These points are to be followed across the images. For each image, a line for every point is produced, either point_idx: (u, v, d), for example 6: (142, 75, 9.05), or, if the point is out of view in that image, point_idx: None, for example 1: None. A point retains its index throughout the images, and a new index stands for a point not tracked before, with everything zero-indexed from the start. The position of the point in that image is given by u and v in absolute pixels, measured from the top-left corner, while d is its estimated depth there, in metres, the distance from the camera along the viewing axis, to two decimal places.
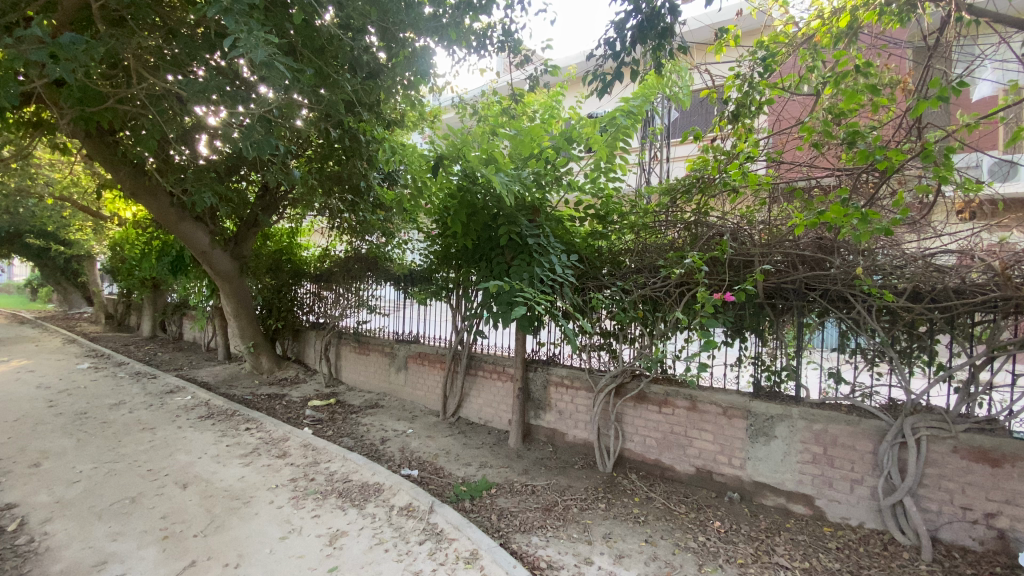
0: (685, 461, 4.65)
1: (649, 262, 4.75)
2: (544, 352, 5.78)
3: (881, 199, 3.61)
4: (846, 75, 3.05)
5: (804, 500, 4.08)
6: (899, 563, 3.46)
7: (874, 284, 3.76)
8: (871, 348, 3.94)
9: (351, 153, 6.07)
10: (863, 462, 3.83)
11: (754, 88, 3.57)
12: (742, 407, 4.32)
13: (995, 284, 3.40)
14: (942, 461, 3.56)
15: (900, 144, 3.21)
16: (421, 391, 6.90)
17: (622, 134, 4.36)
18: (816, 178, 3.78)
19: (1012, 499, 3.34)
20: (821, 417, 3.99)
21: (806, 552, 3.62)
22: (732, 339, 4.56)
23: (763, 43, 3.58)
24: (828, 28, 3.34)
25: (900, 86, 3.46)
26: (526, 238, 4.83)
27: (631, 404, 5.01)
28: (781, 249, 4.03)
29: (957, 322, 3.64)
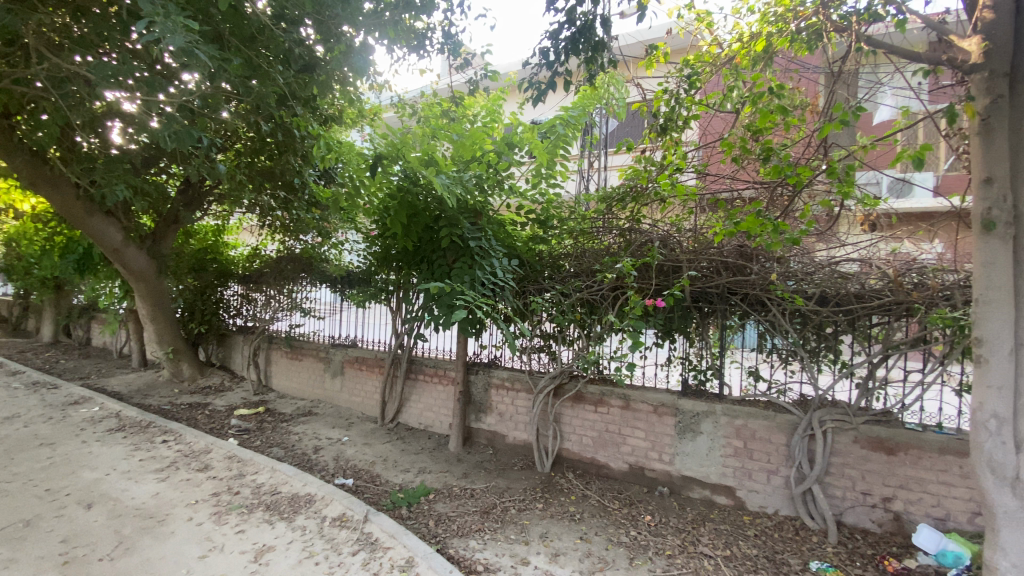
0: (620, 458, 4.82)
1: (586, 267, 4.89)
2: (485, 355, 5.77)
3: (793, 211, 3.91)
4: (762, 95, 3.31)
5: (726, 491, 4.34)
6: (809, 546, 3.75)
7: (787, 289, 4.06)
8: (785, 348, 4.23)
9: (285, 148, 5.89)
10: (778, 454, 4.13)
11: (681, 104, 3.78)
12: (671, 405, 4.56)
13: (890, 289, 3.79)
14: (846, 451, 3.91)
15: (808, 161, 3.52)
16: (359, 397, 6.70)
17: (562, 142, 4.57)
18: (738, 189, 4.04)
19: (905, 484, 3.72)
20: (741, 413, 4.27)
21: (728, 541, 3.85)
22: (663, 340, 4.79)
23: (689, 62, 3.74)
24: (748, 51, 3.53)
25: (809, 107, 3.63)
26: (468, 240, 4.81)
27: (569, 404, 5.12)
28: (706, 256, 4.26)
29: (859, 323, 3.98)
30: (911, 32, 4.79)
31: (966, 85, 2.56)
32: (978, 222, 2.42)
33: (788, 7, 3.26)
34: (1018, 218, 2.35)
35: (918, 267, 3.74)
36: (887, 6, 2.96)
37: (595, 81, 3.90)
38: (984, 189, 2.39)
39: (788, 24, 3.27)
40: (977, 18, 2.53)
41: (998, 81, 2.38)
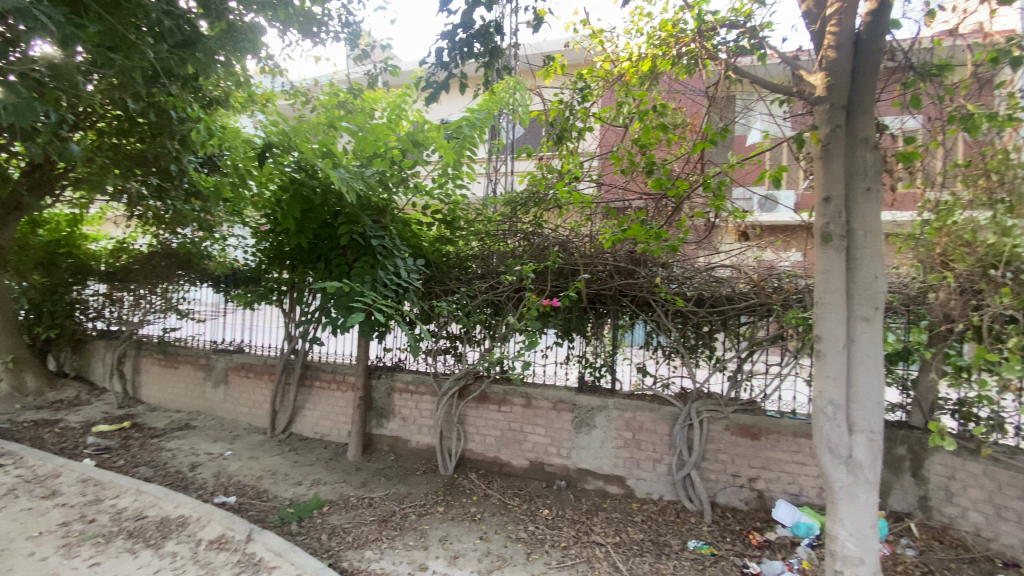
0: (521, 456, 4.95)
1: (492, 267, 5.04)
2: (389, 359, 5.63)
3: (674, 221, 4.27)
4: (647, 112, 3.63)
5: (618, 481, 4.63)
6: (687, 526, 4.10)
7: (669, 292, 4.46)
8: (668, 345, 4.60)
9: (157, 130, 5.04)
10: (662, 443, 4.49)
11: (575, 115, 3.98)
12: (569, 401, 4.79)
13: (754, 291, 4.28)
14: (719, 438, 4.35)
15: (687, 176, 3.90)
16: (245, 407, 6.20)
17: (468, 144, 4.56)
18: (629, 199, 4.32)
19: (766, 465, 4.20)
20: (631, 407, 4.60)
21: (618, 528, 4.10)
22: (562, 340, 5.00)
23: (583, 76, 3.95)
24: (636, 70, 3.79)
25: (689, 127, 3.97)
26: (369, 238, 4.59)
27: (473, 405, 5.15)
28: (600, 261, 4.56)
29: (731, 323, 4.42)
30: (770, 68, 5.41)
31: (813, 115, 2.89)
32: (818, 236, 2.77)
33: (670, 33, 3.52)
34: (849, 233, 2.71)
35: (776, 273, 4.26)
36: (751, 41, 3.30)
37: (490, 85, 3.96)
38: (823, 207, 2.74)
39: (671, 49, 3.54)
40: (823, 55, 2.85)
41: (837, 113, 2.72)
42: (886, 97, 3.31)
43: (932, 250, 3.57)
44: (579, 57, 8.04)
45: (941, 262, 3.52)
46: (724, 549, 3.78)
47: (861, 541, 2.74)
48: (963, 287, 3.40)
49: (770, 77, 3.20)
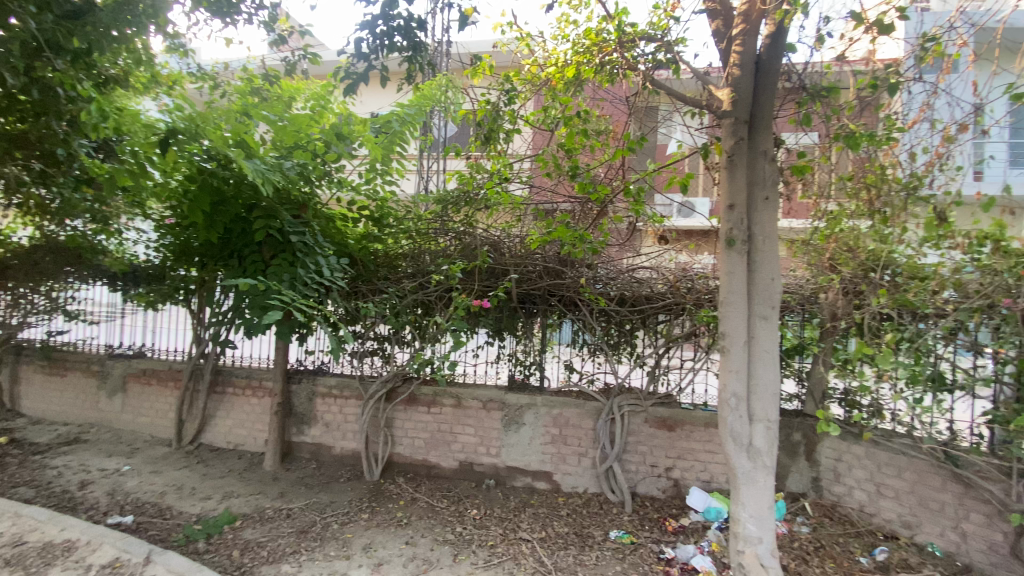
0: (449, 457, 4.93)
1: (424, 267, 4.95)
2: (310, 362, 5.36)
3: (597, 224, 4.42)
4: (572, 118, 3.83)
5: (545, 477, 4.73)
6: (609, 518, 4.27)
7: (593, 292, 4.66)
8: (592, 343, 4.79)
9: (41, 108, 4.26)
10: (587, 438, 4.65)
11: (502, 115, 4.03)
12: (499, 400, 4.83)
13: (670, 291, 4.54)
14: (638, 430, 4.58)
15: (609, 182, 4.10)
16: (147, 417, 5.71)
17: (398, 140, 4.39)
18: (557, 202, 4.40)
19: (681, 455, 4.47)
20: (558, 403, 4.73)
21: (544, 523, 4.19)
22: (493, 339, 5.02)
23: (511, 79, 3.99)
24: (562, 76, 3.86)
25: (611, 134, 4.12)
26: (288, 234, 4.32)
27: (401, 408, 5.06)
28: (528, 263, 4.66)
29: (650, 321, 4.64)
30: (685, 82, 5.71)
31: (720, 128, 3.10)
32: (723, 241, 2.98)
33: (594, 42, 3.62)
34: (751, 238, 2.95)
35: (691, 274, 4.52)
36: (667, 55, 3.49)
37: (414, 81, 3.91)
38: (727, 214, 2.96)
39: (594, 57, 3.63)
40: (729, 72, 3.07)
41: (740, 127, 2.94)
42: (785, 114, 3.60)
43: (822, 255, 3.94)
44: (505, 59, 8.09)
45: (829, 265, 3.90)
46: (643, 537, 3.98)
47: (760, 522, 2.96)
48: (847, 289, 3.80)
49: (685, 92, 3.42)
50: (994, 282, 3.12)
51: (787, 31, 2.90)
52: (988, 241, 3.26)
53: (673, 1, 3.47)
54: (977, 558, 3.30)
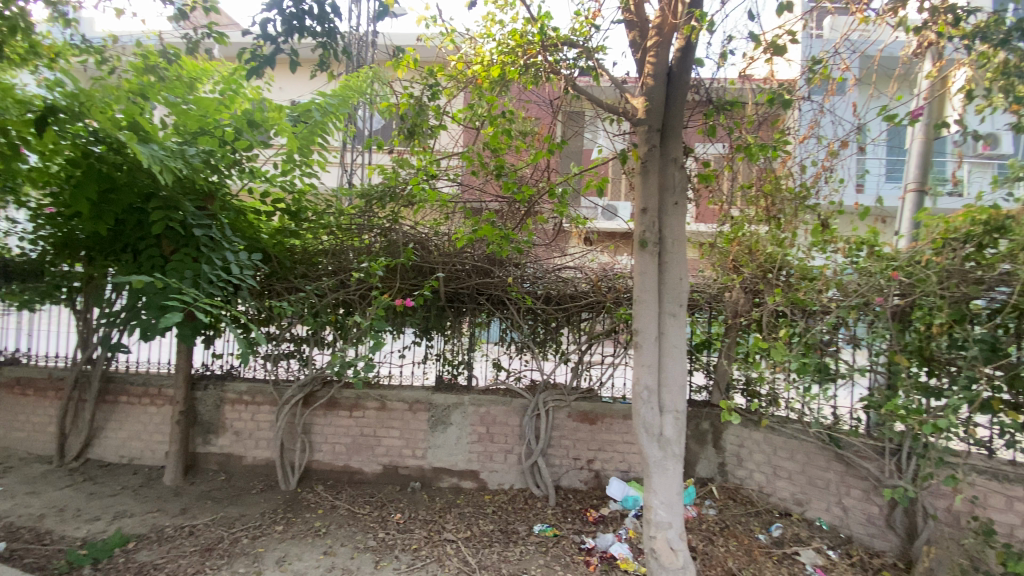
0: (373, 462, 4.80)
1: (347, 265, 4.71)
2: (218, 366, 5.00)
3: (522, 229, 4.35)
4: (498, 117, 3.79)
5: (472, 476, 4.74)
6: (534, 512, 4.35)
7: (521, 291, 4.72)
8: (520, 341, 4.84)
9: None
10: (513, 435, 4.71)
11: (426, 110, 3.95)
12: (425, 401, 4.76)
13: (592, 290, 4.70)
14: (562, 425, 4.71)
15: (535, 184, 4.17)
16: (21, 432, 5.06)
17: (320, 131, 4.16)
18: (485, 201, 4.38)
19: (602, 447, 4.65)
20: (485, 402, 4.75)
21: (469, 522, 4.19)
22: (420, 339, 4.95)
23: (435, 74, 3.94)
24: (488, 74, 3.79)
25: (535, 136, 4.16)
26: (191, 227, 3.97)
27: (320, 412, 4.85)
28: (455, 261, 4.61)
29: (574, 319, 4.79)
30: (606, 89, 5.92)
31: (635, 134, 3.24)
32: (637, 242, 3.12)
33: (518, 42, 3.61)
34: (662, 240, 3.10)
35: (611, 273, 4.69)
36: (587, 61, 3.60)
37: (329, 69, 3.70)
38: (641, 217, 3.10)
39: (519, 58, 3.63)
40: (644, 82, 3.21)
41: (653, 135, 3.09)
42: (694, 125, 3.81)
43: (727, 256, 4.24)
44: (432, 55, 8.05)
45: (732, 266, 4.22)
46: (565, 529, 4.09)
47: (669, 508, 3.12)
48: (748, 288, 4.14)
49: (606, 99, 3.51)
50: (868, 283, 3.49)
51: (695, 46, 3.07)
52: (865, 247, 3.65)
53: (594, 10, 3.59)
54: (855, 529, 3.67)
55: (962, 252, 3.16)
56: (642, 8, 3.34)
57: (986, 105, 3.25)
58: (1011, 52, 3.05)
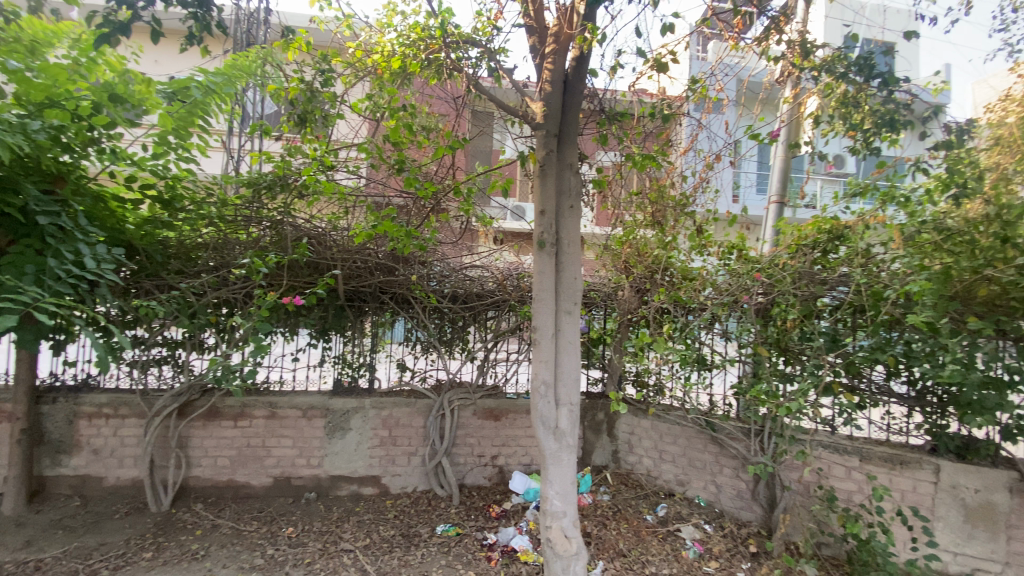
0: (262, 474, 4.46)
1: (231, 260, 4.35)
2: (70, 376, 4.35)
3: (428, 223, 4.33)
4: (400, 110, 3.75)
5: (373, 482, 4.58)
6: (437, 513, 4.32)
7: (427, 289, 4.63)
8: (425, 340, 4.78)
9: None
10: (416, 436, 4.63)
11: (317, 97, 3.71)
12: (321, 406, 4.52)
13: (498, 289, 4.75)
14: (467, 423, 4.72)
15: (441, 181, 4.10)
16: None
17: (200, 111, 3.67)
18: (388, 196, 4.26)
19: (506, 443, 4.74)
20: (387, 404, 4.61)
21: (368, 529, 4.05)
22: (317, 341, 4.69)
23: (326, 58, 3.73)
24: (388, 64, 3.63)
25: (439, 133, 4.02)
26: (35, 214, 3.36)
27: (199, 424, 4.41)
28: (354, 258, 4.39)
29: (480, 317, 4.84)
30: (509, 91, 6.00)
31: (535, 137, 3.31)
32: (535, 243, 3.21)
33: (420, 36, 3.43)
34: (559, 241, 3.21)
35: (517, 272, 4.76)
36: (489, 62, 3.59)
37: (203, 43, 3.31)
38: (540, 218, 3.19)
39: (420, 52, 3.47)
40: (542, 87, 3.31)
41: (551, 140, 3.19)
42: (590, 132, 4.00)
43: (619, 257, 4.51)
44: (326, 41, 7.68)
45: (623, 266, 4.51)
46: (467, 527, 4.10)
47: (564, 497, 3.23)
48: (637, 287, 4.46)
49: (511, 101, 3.50)
50: (737, 283, 3.91)
51: (590, 57, 3.20)
52: (734, 251, 4.06)
53: (496, 11, 3.60)
54: (727, 504, 4.09)
55: (811, 256, 3.66)
56: (541, 15, 3.41)
57: (830, 130, 3.72)
58: (850, 84, 3.43)
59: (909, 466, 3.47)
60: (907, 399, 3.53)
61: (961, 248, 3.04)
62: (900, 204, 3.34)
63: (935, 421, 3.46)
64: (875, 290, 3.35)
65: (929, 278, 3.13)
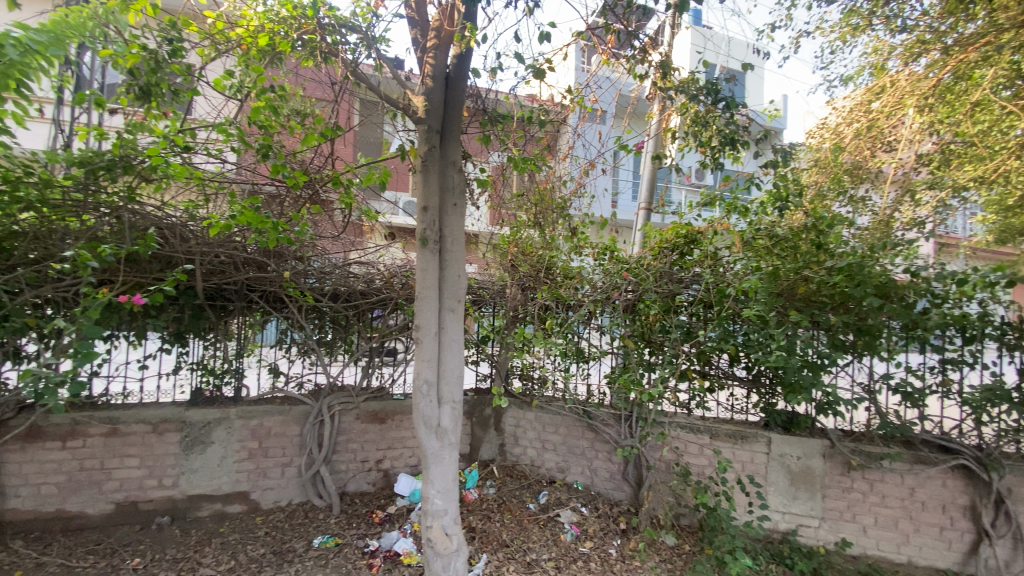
0: (101, 501, 3.85)
1: (59, 253, 3.63)
2: None
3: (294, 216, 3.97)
4: (264, 88, 3.30)
5: (240, 498, 4.18)
6: (314, 525, 4.06)
7: (303, 287, 4.32)
8: (302, 342, 4.46)
9: None
10: (291, 445, 4.31)
11: (165, 68, 3.25)
12: (176, 419, 4.01)
13: (384, 287, 4.60)
14: (349, 428, 4.49)
15: (317, 170, 3.84)
16: None
17: (16, 73, 3.03)
18: (256, 182, 3.84)
19: (391, 445, 4.61)
20: (256, 413, 4.23)
21: (234, 551, 3.68)
22: (171, 345, 4.19)
23: (175, 26, 3.30)
24: (254, 40, 3.30)
25: (313, 120, 3.85)
26: None
27: (14, 448, 3.68)
28: (217, 251, 3.93)
29: (365, 317, 4.64)
30: (393, 82, 5.73)
31: (417, 133, 3.27)
32: (418, 239, 3.15)
33: (291, 13, 3.20)
34: (442, 238, 3.19)
35: (404, 270, 4.63)
36: (368, 49, 3.46)
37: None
38: (422, 215, 3.14)
39: (291, 30, 3.22)
40: (424, 82, 3.27)
41: (432, 135, 3.15)
42: (474, 131, 4.03)
43: (506, 256, 4.61)
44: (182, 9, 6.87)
45: (508, 264, 4.62)
46: (348, 536, 3.92)
47: (445, 495, 3.22)
48: (522, 285, 4.61)
49: (393, 92, 3.39)
50: (609, 282, 4.22)
51: (472, 57, 3.21)
52: (608, 252, 4.37)
53: None
54: (601, 486, 4.39)
55: (669, 258, 4.07)
56: (423, 8, 3.41)
57: (684, 145, 4.16)
58: (701, 104, 3.86)
59: (747, 440, 4.01)
60: (746, 381, 4.07)
61: (786, 252, 3.61)
62: (740, 213, 3.81)
63: (767, 400, 4.03)
64: (720, 287, 3.81)
65: (761, 278, 3.61)
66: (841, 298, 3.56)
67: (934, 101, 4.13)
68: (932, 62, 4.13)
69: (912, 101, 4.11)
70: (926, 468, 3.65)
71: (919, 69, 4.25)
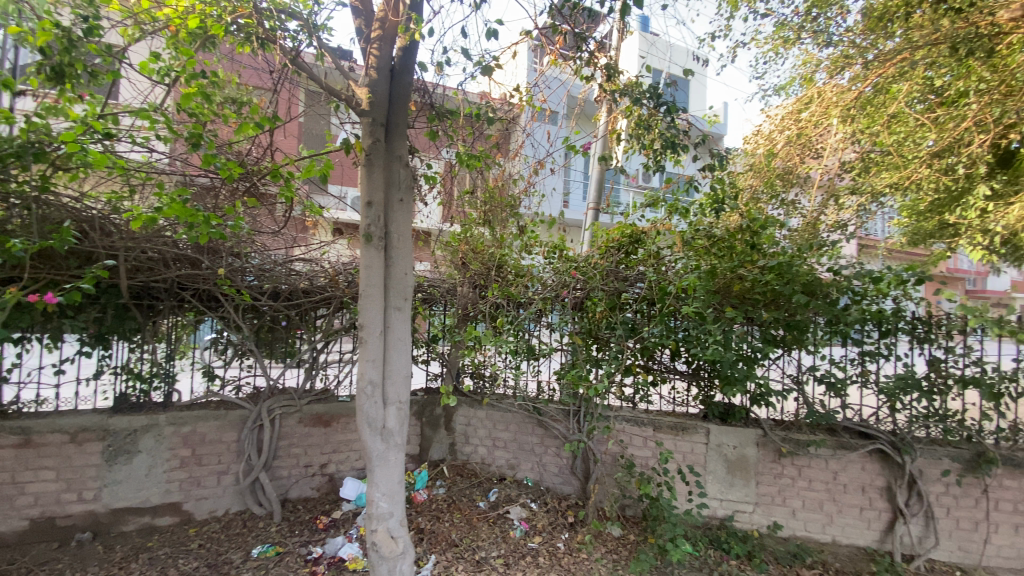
0: (10, 518, 3.52)
1: None
2: None
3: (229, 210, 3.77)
4: (195, 73, 3.09)
5: (171, 509, 3.93)
6: (254, 534, 3.88)
7: (240, 286, 4.09)
8: (239, 343, 4.24)
9: None
10: (228, 452, 4.10)
11: (82, 47, 2.99)
12: (97, 427, 3.72)
13: (329, 285, 4.45)
14: (291, 432, 4.32)
15: (255, 162, 3.66)
16: None
17: None
18: (188, 174, 3.61)
19: (336, 449, 4.48)
20: (189, 419, 3.98)
21: (164, 565, 3.46)
22: (92, 348, 3.86)
23: (93, 2, 3.05)
24: (183, 22, 3.08)
25: (250, 109, 3.64)
26: None
27: None
28: (143, 246, 3.68)
29: (308, 316, 4.49)
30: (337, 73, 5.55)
31: (360, 126, 3.18)
32: (362, 235, 3.07)
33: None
34: (387, 235, 3.12)
35: (350, 267, 4.51)
36: (310, 37, 3.32)
37: None
38: (366, 210, 3.05)
39: (224, 13, 3.04)
40: (367, 74, 3.19)
41: (377, 129, 3.07)
42: (422, 127, 3.98)
43: (456, 254, 4.58)
44: None
45: (458, 262, 4.59)
46: (290, 544, 3.76)
47: (390, 497, 3.16)
48: (473, 282, 4.60)
49: (335, 83, 3.27)
50: (558, 279, 4.28)
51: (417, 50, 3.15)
52: (557, 251, 4.42)
53: None
54: (550, 481, 4.44)
55: (616, 257, 4.18)
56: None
57: (630, 147, 4.29)
58: (644, 108, 3.97)
59: (688, 432, 4.18)
60: (686, 375, 4.24)
61: (723, 252, 3.80)
62: (681, 215, 3.97)
63: (706, 393, 4.22)
64: (661, 285, 3.95)
65: (700, 275, 3.78)
66: (772, 295, 3.77)
67: (856, 112, 4.45)
68: (854, 75, 4.43)
69: (837, 112, 4.40)
70: (847, 453, 3.93)
71: (843, 82, 4.55)
